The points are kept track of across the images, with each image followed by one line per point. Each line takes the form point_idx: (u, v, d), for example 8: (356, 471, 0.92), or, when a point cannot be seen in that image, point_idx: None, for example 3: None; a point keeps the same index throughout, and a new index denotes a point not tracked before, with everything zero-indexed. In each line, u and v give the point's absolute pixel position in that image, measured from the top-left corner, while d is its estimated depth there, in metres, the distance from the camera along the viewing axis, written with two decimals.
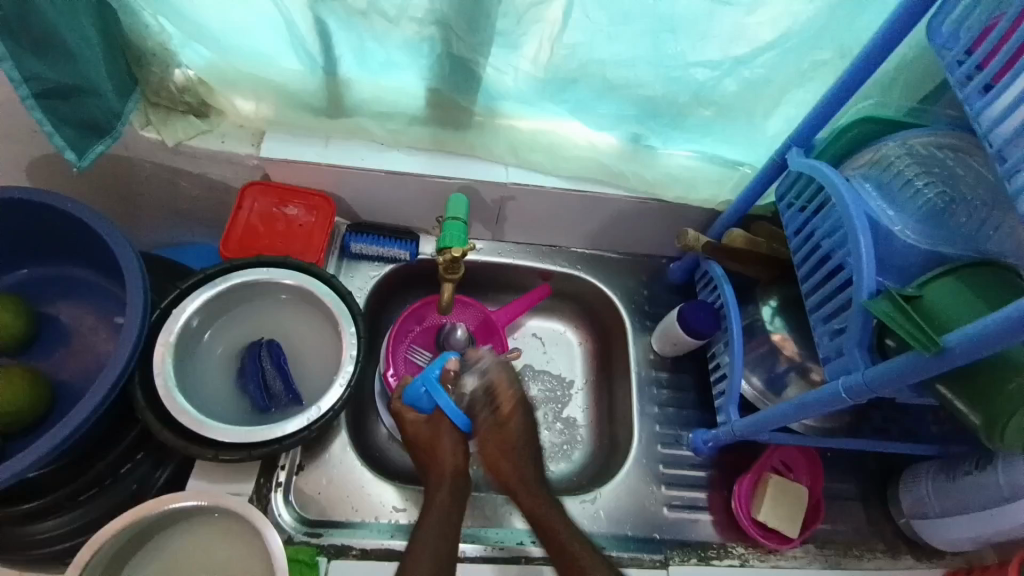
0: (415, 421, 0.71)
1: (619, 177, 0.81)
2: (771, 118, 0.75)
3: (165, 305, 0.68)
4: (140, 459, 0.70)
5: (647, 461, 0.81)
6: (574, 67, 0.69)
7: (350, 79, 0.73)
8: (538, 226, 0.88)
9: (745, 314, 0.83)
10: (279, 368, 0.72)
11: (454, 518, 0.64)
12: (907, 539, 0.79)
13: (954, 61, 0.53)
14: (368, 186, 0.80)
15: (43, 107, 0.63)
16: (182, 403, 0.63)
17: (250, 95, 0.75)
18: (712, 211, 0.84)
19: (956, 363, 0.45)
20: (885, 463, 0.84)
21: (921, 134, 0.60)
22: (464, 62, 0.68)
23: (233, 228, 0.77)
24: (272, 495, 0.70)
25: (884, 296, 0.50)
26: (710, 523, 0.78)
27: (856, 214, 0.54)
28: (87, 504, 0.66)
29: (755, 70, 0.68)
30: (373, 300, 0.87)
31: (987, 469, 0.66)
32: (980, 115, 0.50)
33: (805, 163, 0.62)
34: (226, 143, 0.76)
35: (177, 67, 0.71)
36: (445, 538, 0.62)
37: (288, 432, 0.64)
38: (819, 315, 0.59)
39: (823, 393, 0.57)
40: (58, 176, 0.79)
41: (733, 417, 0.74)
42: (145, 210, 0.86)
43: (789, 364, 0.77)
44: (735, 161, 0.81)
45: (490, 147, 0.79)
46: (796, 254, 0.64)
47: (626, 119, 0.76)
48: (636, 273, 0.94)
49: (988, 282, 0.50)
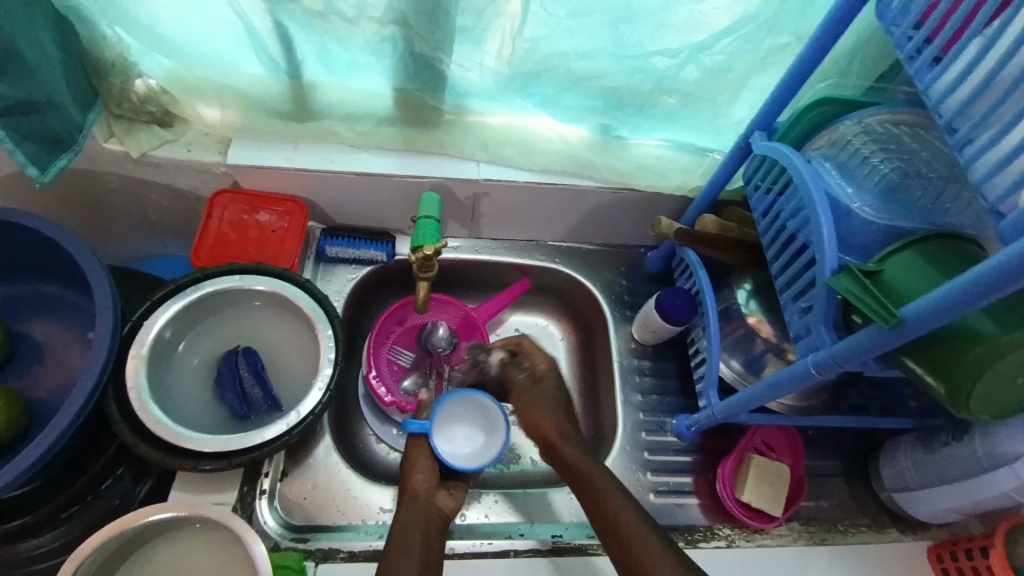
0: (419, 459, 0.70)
1: (590, 168, 0.81)
2: (735, 105, 0.76)
3: (136, 317, 0.68)
4: (120, 474, 0.69)
5: (631, 449, 0.82)
6: (537, 61, 0.69)
7: (315, 82, 0.73)
8: (514, 220, 0.88)
9: (721, 298, 0.84)
10: (256, 374, 0.72)
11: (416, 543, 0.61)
12: (891, 512, 0.80)
13: (904, 36, 0.54)
14: (341, 189, 0.80)
15: (7, 125, 0.61)
16: (157, 416, 0.63)
17: (215, 103, 0.74)
18: (684, 198, 0.84)
19: (916, 333, 0.46)
20: (866, 439, 0.85)
21: (879, 112, 0.60)
22: (427, 60, 0.69)
23: (205, 238, 0.76)
24: (256, 502, 0.70)
25: (846, 271, 0.51)
26: (697, 507, 0.79)
27: (817, 193, 0.55)
28: (68, 522, 0.66)
29: (716, 56, 0.69)
30: (351, 304, 0.87)
31: (965, 439, 0.67)
32: (930, 88, 0.51)
33: (768, 145, 0.63)
34: (192, 152, 0.75)
35: (138, 77, 0.71)
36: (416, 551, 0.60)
37: (268, 437, 0.64)
38: (788, 295, 0.60)
39: (793, 371, 0.58)
40: (24, 195, 0.78)
41: (713, 400, 0.75)
42: (117, 223, 0.85)
43: (765, 346, 0.78)
44: (705, 148, 0.81)
45: (459, 144, 0.79)
46: (764, 235, 0.65)
47: (594, 111, 0.77)
48: (614, 264, 0.95)
49: (946, 252, 0.51)
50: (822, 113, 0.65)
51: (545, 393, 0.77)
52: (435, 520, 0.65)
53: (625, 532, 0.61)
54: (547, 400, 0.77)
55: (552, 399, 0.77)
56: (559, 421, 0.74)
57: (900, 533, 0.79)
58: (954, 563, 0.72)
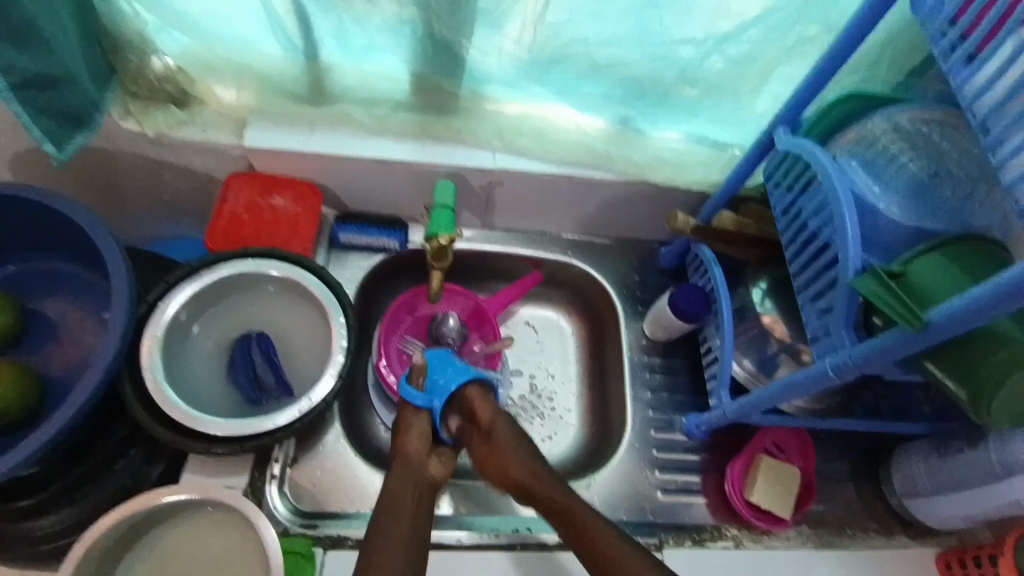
0: (416, 438, 0.64)
1: (607, 160, 0.80)
2: (758, 98, 0.74)
3: (152, 299, 0.68)
4: (133, 455, 0.68)
5: (639, 445, 0.81)
6: (558, 46, 0.68)
7: (332, 63, 0.72)
8: (528, 211, 0.87)
9: (736, 296, 0.82)
10: (270, 360, 0.72)
11: (410, 510, 0.57)
12: (903, 519, 0.79)
13: (939, 31, 0.52)
14: (355, 175, 0.80)
15: (21, 98, 0.61)
16: (170, 396, 0.63)
17: (231, 82, 0.74)
18: (702, 193, 0.83)
19: (942, 337, 0.45)
20: (877, 443, 0.84)
21: (909, 109, 0.59)
22: (446, 43, 0.68)
23: (218, 220, 0.76)
24: (266, 487, 0.70)
25: (870, 272, 0.50)
26: (705, 506, 0.78)
27: (842, 192, 0.54)
28: (78, 502, 0.65)
29: (741, 46, 0.68)
30: (362, 292, 0.86)
31: (981, 446, 0.66)
32: (964, 86, 0.50)
33: (792, 142, 0.62)
34: (208, 133, 0.75)
35: (155, 55, 0.70)
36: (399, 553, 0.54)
37: (279, 424, 0.64)
38: (807, 295, 0.59)
39: (809, 373, 0.56)
40: (40, 171, 0.78)
41: (724, 400, 0.74)
42: (131, 203, 0.85)
43: (779, 346, 0.77)
44: (724, 142, 0.80)
45: (475, 131, 0.78)
46: (784, 233, 0.64)
47: (613, 100, 0.76)
48: (628, 258, 0.94)
49: (974, 256, 0.50)
50: (849, 110, 0.63)
51: (492, 441, 0.64)
52: (425, 488, 0.61)
53: (598, 542, 0.57)
54: (508, 440, 0.64)
55: (511, 442, 0.64)
56: (521, 448, 0.64)
57: (909, 539, 0.78)
58: (963, 570, 0.72)
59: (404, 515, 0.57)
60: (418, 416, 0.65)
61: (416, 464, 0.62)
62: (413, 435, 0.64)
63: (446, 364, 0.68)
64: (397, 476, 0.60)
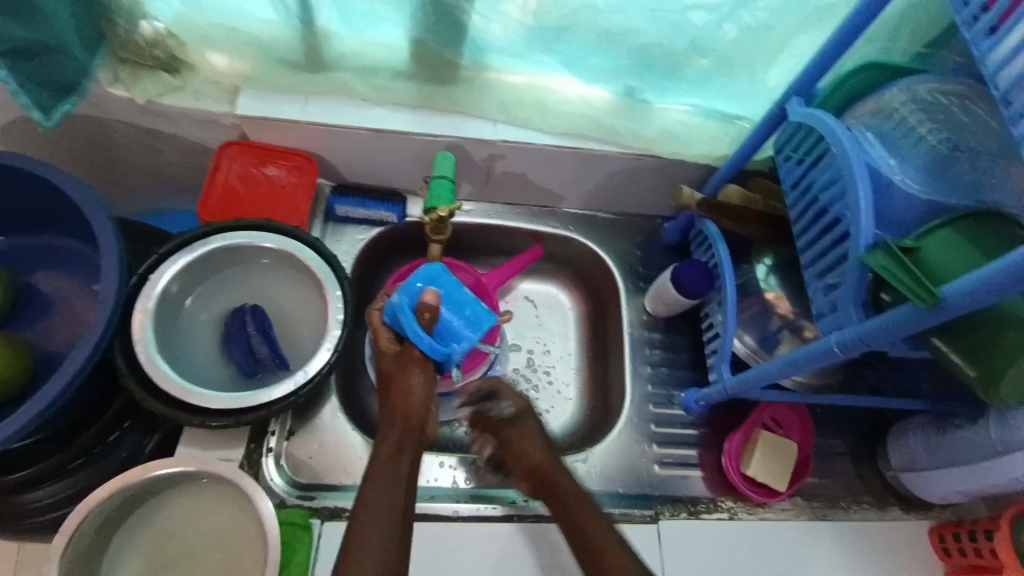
0: (422, 387, 0.62)
1: (612, 132, 0.77)
2: (770, 69, 0.72)
3: (143, 271, 0.66)
4: (129, 427, 0.69)
5: (638, 420, 0.81)
6: (565, 13, 0.65)
7: (329, 31, 0.69)
8: (531, 185, 0.86)
9: (740, 272, 0.82)
10: (264, 334, 0.71)
11: (404, 467, 0.57)
12: (895, 492, 0.80)
13: (961, 0, 0.50)
14: (352, 146, 0.77)
15: (9, 66, 0.60)
16: (167, 370, 0.62)
17: (223, 49, 0.71)
18: (708, 167, 0.81)
19: (953, 314, 0.44)
20: (875, 420, 0.85)
21: (926, 81, 0.57)
22: (449, 9, 0.65)
23: (212, 191, 0.74)
24: (263, 460, 0.70)
25: (882, 248, 0.49)
26: (701, 480, 0.79)
27: (856, 164, 0.52)
28: (78, 472, 0.66)
29: (756, 14, 0.65)
30: (361, 266, 0.85)
31: (979, 424, 0.66)
32: (987, 57, 0.47)
33: (805, 113, 0.60)
34: (200, 101, 0.72)
35: (144, 20, 0.67)
36: (394, 522, 0.53)
37: (276, 397, 0.63)
38: (814, 271, 0.58)
39: (814, 349, 0.56)
40: (28, 141, 0.76)
41: (725, 375, 0.74)
42: (123, 175, 0.83)
43: (782, 323, 0.76)
44: (733, 115, 0.78)
45: (477, 103, 0.76)
46: (793, 208, 0.63)
47: (620, 71, 0.73)
48: (630, 234, 0.93)
49: (988, 232, 0.49)
50: (865, 80, 0.61)
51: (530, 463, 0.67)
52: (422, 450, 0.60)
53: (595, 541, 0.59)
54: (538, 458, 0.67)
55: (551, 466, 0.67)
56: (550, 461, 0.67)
57: (901, 512, 0.80)
58: (956, 545, 0.73)
59: (394, 456, 0.57)
60: (426, 361, 0.64)
61: (412, 411, 0.61)
62: (416, 382, 0.62)
63: (461, 304, 0.67)
64: (392, 442, 0.58)
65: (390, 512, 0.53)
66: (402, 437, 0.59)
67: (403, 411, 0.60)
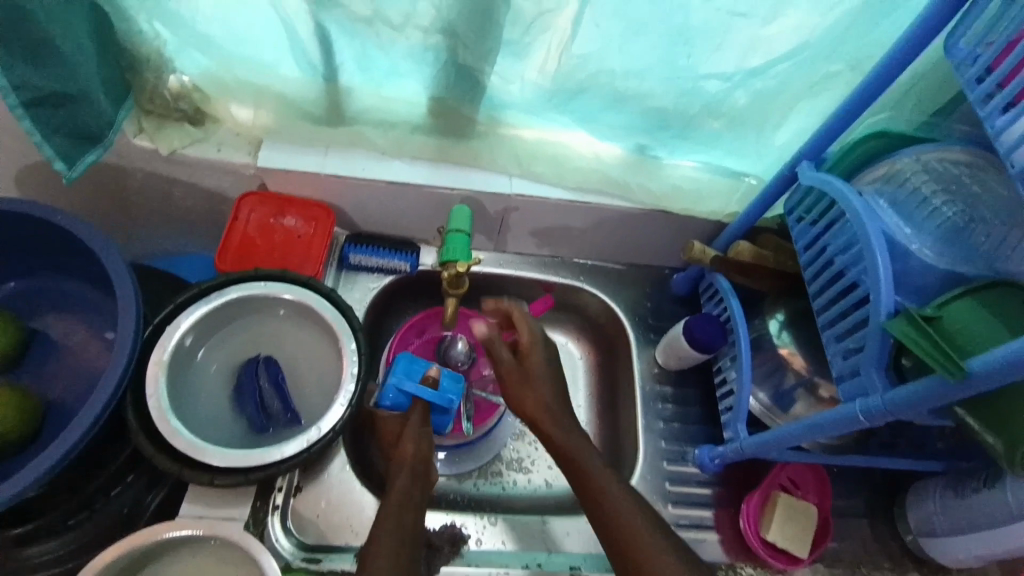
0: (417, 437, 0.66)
1: (624, 188, 0.79)
2: (780, 131, 0.74)
3: (159, 321, 0.66)
4: (131, 481, 0.66)
5: (652, 477, 0.80)
6: (583, 76, 0.68)
7: (351, 87, 0.71)
8: (543, 236, 0.86)
9: (752, 327, 0.82)
10: (277, 386, 0.70)
11: (408, 494, 0.61)
12: (914, 556, 0.78)
13: (974, 78, 0.52)
14: (368, 196, 0.78)
15: (34, 115, 0.62)
16: (177, 425, 0.61)
17: (248, 102, 0.73)
18: (719, 222, 0.82)
19: (981, 388, 0.43)
20: (891, 479, 0.83)
21: (936, 149, 0.59)
22: (470, 71, 0.67)
23: (229, 239, 0.74)
24: (268, 518, 0.67)
25: (903, 315, 0.50)
26: (718, 543, 0.76)
27: (872, 230, 0.53)
28: (76, 529, 0.63)
29: (768, 81, 0.67)
30: (371, 315, 0.85)
31: (996, 487, 0.65)
32: (1001, 135, 0.48)
33: (817, 176, 0.61)
34: (222, 151, 0.74)
35: (172, 73, 0.69)
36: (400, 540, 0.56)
37: (288, 453, 0.62)
38: (832, 333, 0.58)
39: (837, 415, 0.55)
40: (48, 186, 0.77)
41: (741, 434, 0.73)
42: (139, 219, 0.84)
43: (796, 380, 0.75)
44: (741, 172, 0.80)
45: (492, 156, 0.78)
46: (807, 269, 0.63)
47: (633, 130, 0.75)
48: (640, 284, 0.93)
49: (1008, 303, 0.49)
50: (874, 148, 0.63)
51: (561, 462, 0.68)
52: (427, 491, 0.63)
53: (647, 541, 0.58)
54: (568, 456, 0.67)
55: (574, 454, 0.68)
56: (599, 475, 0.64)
57: None
58: None
59: (401, 487, 0.62)
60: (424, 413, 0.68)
61: (408, 450, 0.65)
62: (411, 441, 0.66)
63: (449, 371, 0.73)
64: (398, 481, 0.62)
65: (399, 533, 0.57)
66: (407, 474, 0.63)
67: (403, 453, 0.65)
